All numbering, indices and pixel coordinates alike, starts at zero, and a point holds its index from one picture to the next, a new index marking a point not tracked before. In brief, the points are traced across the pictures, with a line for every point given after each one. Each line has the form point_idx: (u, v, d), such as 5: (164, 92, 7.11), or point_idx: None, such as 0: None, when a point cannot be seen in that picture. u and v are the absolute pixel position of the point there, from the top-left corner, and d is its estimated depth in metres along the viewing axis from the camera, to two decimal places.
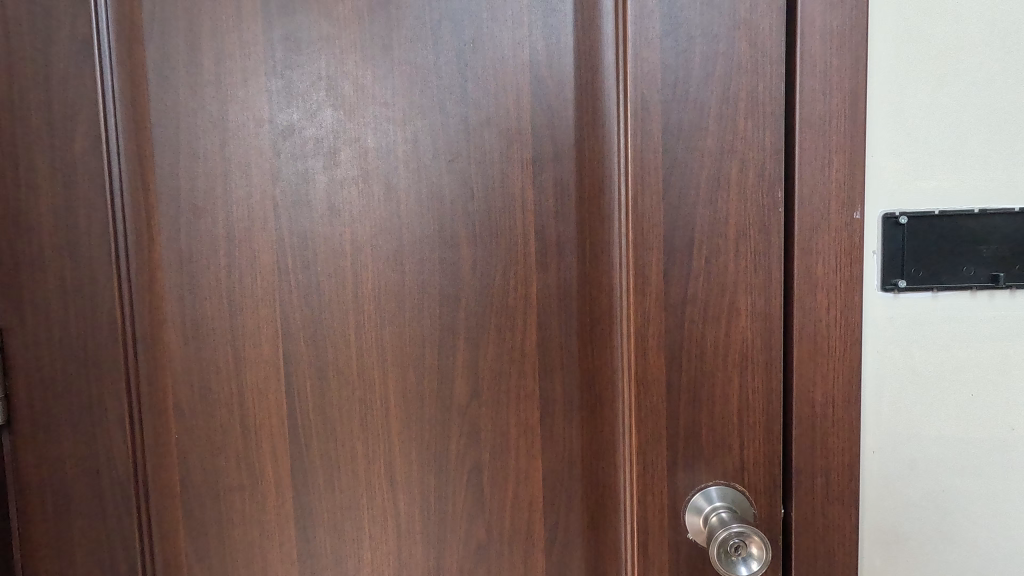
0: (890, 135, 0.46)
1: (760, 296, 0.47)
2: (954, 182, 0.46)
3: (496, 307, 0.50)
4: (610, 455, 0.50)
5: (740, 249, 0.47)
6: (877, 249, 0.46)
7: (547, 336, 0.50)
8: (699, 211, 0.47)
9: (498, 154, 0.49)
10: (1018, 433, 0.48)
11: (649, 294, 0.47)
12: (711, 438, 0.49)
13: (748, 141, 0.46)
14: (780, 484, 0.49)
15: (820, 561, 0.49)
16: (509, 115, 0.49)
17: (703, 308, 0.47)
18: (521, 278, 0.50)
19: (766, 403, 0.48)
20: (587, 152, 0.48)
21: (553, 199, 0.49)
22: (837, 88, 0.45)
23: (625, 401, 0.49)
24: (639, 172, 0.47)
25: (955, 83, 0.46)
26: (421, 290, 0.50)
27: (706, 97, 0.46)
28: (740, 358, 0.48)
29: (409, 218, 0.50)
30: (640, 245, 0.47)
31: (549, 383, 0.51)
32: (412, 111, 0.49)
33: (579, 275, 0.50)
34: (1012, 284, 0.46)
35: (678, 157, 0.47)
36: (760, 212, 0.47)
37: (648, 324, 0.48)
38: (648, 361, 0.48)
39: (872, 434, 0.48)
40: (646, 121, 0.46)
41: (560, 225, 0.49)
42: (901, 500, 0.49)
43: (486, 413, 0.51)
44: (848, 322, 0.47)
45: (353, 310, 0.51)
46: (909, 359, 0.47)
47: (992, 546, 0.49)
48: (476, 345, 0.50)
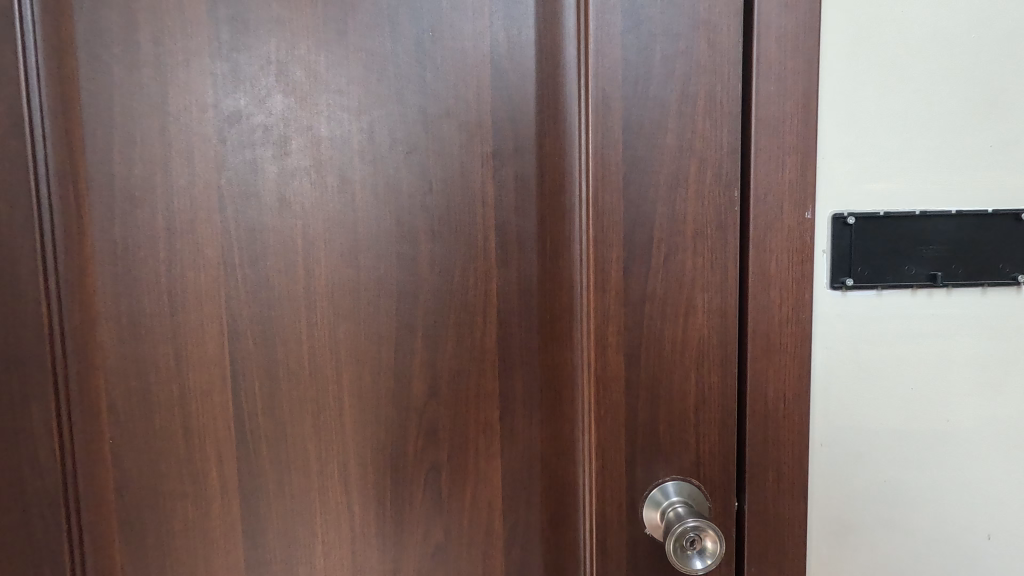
0: (841, 138, 0.47)
1: (717, 294, 0.48)
2: (899, 185, 0.48)
3: (455, 304, 0.49)
4: (570, 451, 0.50)
5: (698, 247, 0.48)
6: (827, 248, 0.48)
7: (507, 333, 0.49)
8: (658, 209, 0.47)
9: (458, 147, 0.48)
10: (953, 423, 0.51)
11: (609, 292, 0.47)
12: (668, 435, 0.49)
13: (706, 140, 0.47)
14: (734, 477, 0.50)
15: (771, 552, 0.50)
16: (469, 107, 0.48)
17: (662, 306, 0.48)
18: (481, 274, 0.49)
19: (721, 399, 0.49)
20: (548, 147, 0.48)
21: (513, 194, 0.48)
22: (791, 91, 0.46)
23: (585, 399, 0.49)
24: (601, 169, 0.47)
25: (901, 89, 0.48)
26: (377, 286, 0.49)
27: (667, 96, 0.46)
28: (697, 355, 0.48)
29: (365, 211, 0.48)
30: (600, 242, 0.47)
31: (509, 381, 0.50)
32: (369, 101, 0.47)
33: (540, 271, 0.49)
34: (950, 283, 0.49)
35: (638, 155, 0.47)
36: (717, 211, 0.47)
37: (608, 322, 0.48)
38: (608, 358, 0.48)
39: (821, 427, 0.50)
40: (607, 118, 0.46)
41: (520, 220, 0.49)
42: (847, 490, 0.51)
43: (445, 413, 0.50)
44: (800, 319, 0.48)
45: (306, 307, 0.49)
46: (855, 354, 0.49)
47: (929, 532, 0.52)
48: (436, 342, 0.49)
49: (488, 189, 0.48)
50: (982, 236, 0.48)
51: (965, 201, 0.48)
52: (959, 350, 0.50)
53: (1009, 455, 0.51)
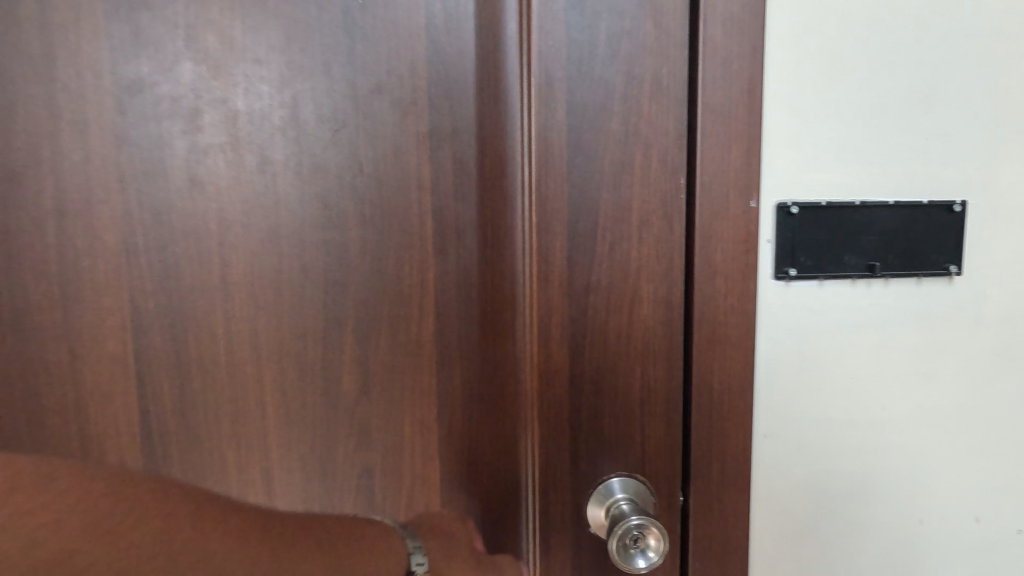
0: (785, 126, 0.47)
1: (662, 285, 0.47)
2: (840, 175, 0.48)
3: (389, 295, 0.46)
4: (512, 449, 0.47)
5: (643, 236, 0.46)
6: (771, 238, 0.47)
7: (445, 326, 0.47)
8: (603, 196, 0.45)
9: (391, 126, 0.44)
10: (889, 412, 0.51)
11: (553, 282, 0.45)
12: (614, 431, 0.47)
13: (652, 125, 0.45)
14: (679, 472, 0.49)
15: (716, 545, 0.49)
16: (403, 83, 0.44)
17: (607, 298, 0.46)
18: (417, 263, 0.46)
19: (667, 392, 0.48)
20: (488, 128, 0.45)
21: (452, 178, 0.45)
22: (737, 76, 0.45)
23: (528, 394, 0.46)
24: (544, 152, 0.44)
25: (843, 78, 0.47)
26: (302, 276, 0.45)
27: (612, 77, 0.44)
28: (642, 347, 0.47)
29: (288, 194, 0.44)
30: (542, 229, 0.45)
31: (448, 377, 0.47)
32: (292, 73, 0.43)
33: (480, 261, 0.46)
34: (888, 274, 0.49)
35: (582, 138, 0.45)
36: (663, 198, 0.46)
37: (551, 313, 0.46)
38: (552, 351, 0.46)
39: (764, 418, 0.49)
40: (549, 99, 0.44)
41: (459, 206, 0.46)
42: (789, 481, 0.50)
43: (379, 411, 0.47)
44: (745, 310, 0.47)
45: (221, 299, 0.44)
46: (797, 345, 0.49)
47: (866, 519, 0.52)
48: (368, 336, 0.46)
49: (423, 172, 0.45)
50: (917, 227, 0.49)
51: (902, 192, 0.49)
52: (894, 340, 0.50)
53: (940, 442, 0.53)
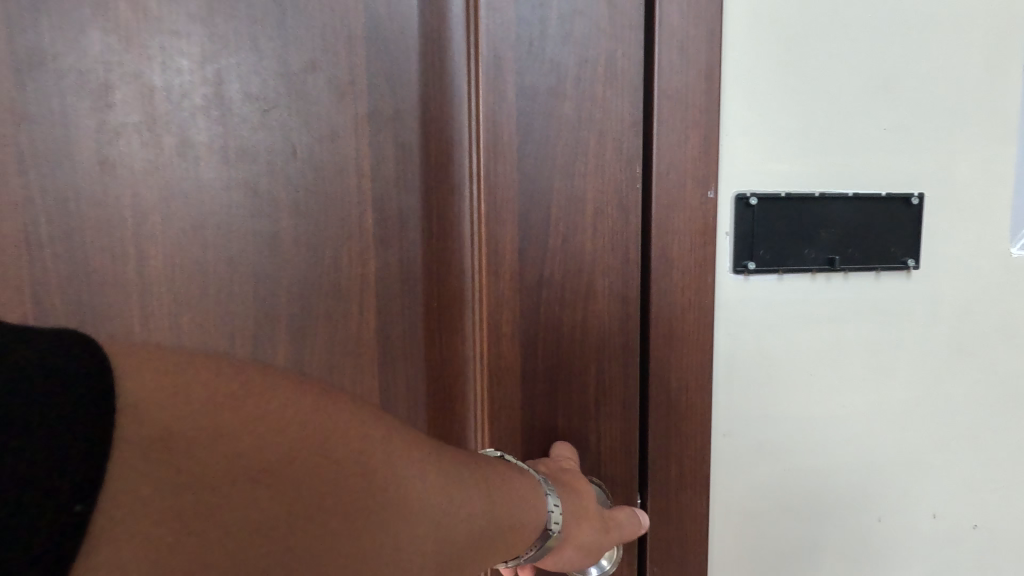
0: (743, 115, 0.45)
1: (618, 278, 0.44)
2: (799, 166, 0.47)
3: (326, 290, 0.42)
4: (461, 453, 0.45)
5: (598, 227, 0.44)
6: (729, 231, 0.46)
7: (388, 322, 0.44)
8: (555, 184, 0.43)
9: (327, 107, 0.41)
10: (848, 409, 0.50)
11: (503, 275, 0.42)
12: (568, 433, 0.45)
13: (606, 111, 0.43)
14: (636, 473, 0.47)
15: (672, 550, 0.48)
16: (340, 60, 0.41)
17: (561, 292, 0.43)
18: (356, 255, 0.42)
19: (624, 391, 0.46)
20: (432, 112, 0.42)
21: (394, 166, 0.42)
22: (694, 62, 0.43)
23: (477, 394, 0.44)
24: (492, 137, 0.41)
25: (802, 66, 0.46)
26: (228, 269, 0.41)
27: (564, 59, 0.42)
28: (598, 344, 0.45)
29: (212, 179, 0.40)
30: (492, 220, 0.42)
31: (392, 377, 0.44)
32: (215, 46, 0.39)
33: (424, 254, 0.44)
34: (847, 267, 0.48)
35: (533, 122, 0.42)
36: (618, 188, 0.44)
37: (502, 309, 0.43)
38: (503, 349, 0.43)
39: (723, 417, 0.48)
40: (499, 80, 0.41)
41: (402, 195, 0.43)
42: (749, 480, 0.49)
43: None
44: (702, 305, 0.45)
45: (138, 294, 0.40)
46: (756, 341, 0.48)
47: (825, 519, 0.51)
48: (303, 334, 0.42)
49: (362, 157, 0.42)
50: (876, 220, 0.48)
51: (860, 184, 0.48)
52: (853, 336, 0.49)
53: (898, 439, 0.52)
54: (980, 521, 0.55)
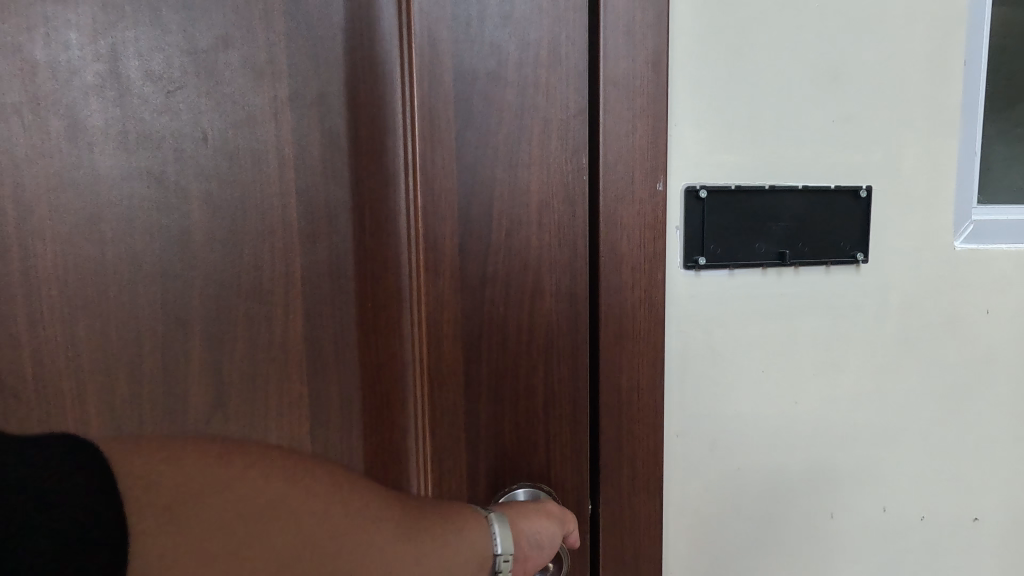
0: (692, 104, 0.44)
1: (566, 274, 0.42)
2: (749, 157, 0.46)
3: (246, 291, 0.39)
4: (401, 463, 0.42)
5: (545, 220, 0.41)
6: (679, 224, 0.44)
7: (317, 326, 0.40)
8: (497, 176, 0.40)
9: (243, 89, 0.37)
10: (801, 405, 0.50)
11: (443, 274, 0.39)
12: (516, 441, 0.42)
13: (551, 97, 0.40)
14: (587, 480, 0.45)
15: (626, 556, 0.46)
16: (255, 37, 0.37)
17: (506, 291, 0.41)
18: (280, 253, 0.39)
19: (574, 394, 0.43)
20: (362, 96, 0.39)
21: (320, 154, 0.39)
22: (641, 46, 0.41)
23: (417, 401, 0.41)
24: (428, 124, 0.38)
25: (752, 55, 0.45)
26: (131, 270, 0.37)
27: (505, 41, 0.39)
28: (545, 344, 0.42)
29: (110, 167, 0.36)
30: (430, 214, 0.39)
31: (322, 384, 0.41)
32: (109, 17, 0.35)
33: (356, 251, 0.40)
34: (797, 261, 0.47)
35: (472, 108, 0.39)
36: (565, 179, 0.41)
37: (442, 310, 0.40)
38: (445, 353, 0.40)
39: (676, 417, 0.46)
40: (434, 63, 0.38)
41: (330, 187, 0.39)
42: (703, 481, 0.48)
43: (237, 430, 0.40)
44: (653, 302, 0.44)
45: (23, 299, 0.36)
46: (708, 338, 0.46)
47: (778, 516, 0.51)
48: (220, 341, 0.39)
49: (285, 145, 0.38)
50: (826, 213, 0.48)
51: (810, 177, 0.47)
52: (804, 331, 0.49)
53: (850, 433, 0.52)
54: (927, 512, 0.55)
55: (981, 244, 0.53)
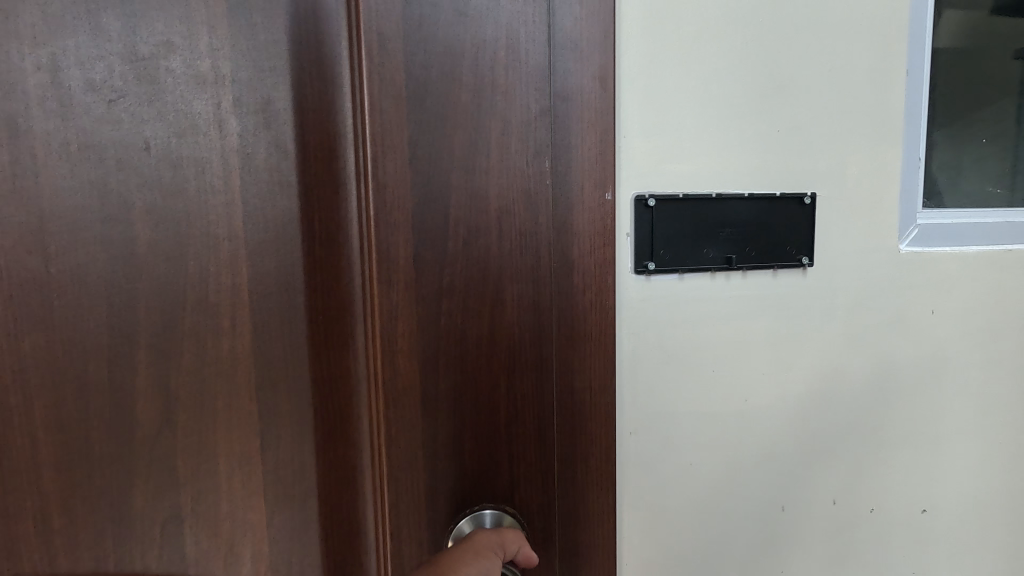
0: (641, 115, 0.45)
1: (528, 284, 0.43)
2: (697, 166, 0.47)
3: (196, 299, 0.39)
4: (355, 467, 0.43)
5: (503, 230, 0.42)
6: (630, 231, 0.46)
7: (268, 333, 0.41)
8: (447, 186, 0.41)
9: (186, 96, 0.38)
10: (751, 403, 0.52)
11: (396, 281, 0.40)
12: (473, 448, 0.43)
13: (499, 109, 0.41)
14: (549, 485, 0.46)
15: (581, 551, 0.47)
16: (199, 48, 0.38)
17: (463, 302, 0.42)
18: (228, 261, 0.40)
19: (538, 401, 0.44)
20: (310, 106, 0.40)
21: (269, 165, 0.40)
22: (589, 60, 0.42)
23: (372, 408, 0.42)
24: (378, 134, 0.39)
25: (698, 68, 0.46)
26: (78, 279, 0.37)
27: (454, 54, 0.40)
28: (508, 356, 0.43)
29: (54, 177, 0.36)
30: (382, 223, 0.40)
31: (274, 391, 0.42)
32: (50, 28, 0.35)
33: (309, 260, 0.41)
34: (744, 266, 0.49)
35: (421, 119, 0.40)
36: (514, 187, 0.42)
37: (395, 318, 0.41)
38: (400, 359, 0.41)
39: (630, 417, 0.48)
40: (382, 77, 0.39)
41: (279, 197, 0.40)
42: (657, 477, 0.50)
43: (186, 436, 0.41)
44: (604, 306, 0.45)
45: None
46: (660, 340, 0.48)
47: (731, 510, 0.53)
48: (168, 351, 0.39)
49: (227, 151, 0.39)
50: (775, 221, 0.49)
51: (757, 184, 0.49)
52: (754, 333, 0.50)
53: (801, 430, 0.54)
54: (878, 504, 0.57)
55: (926, 247, 0.55)
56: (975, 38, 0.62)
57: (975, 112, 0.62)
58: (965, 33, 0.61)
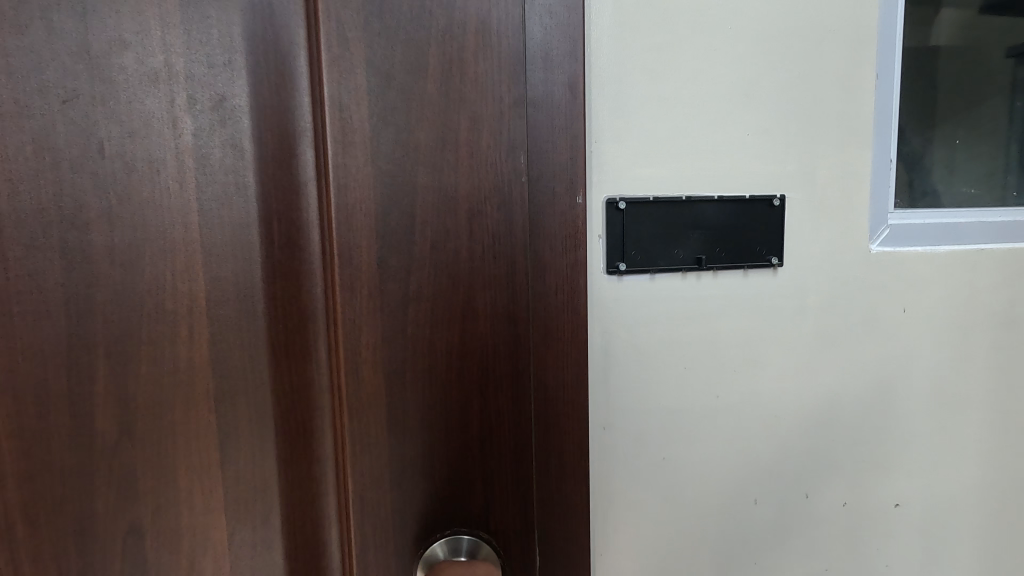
0: (611, 122, 0.47)
1: (502, 293, 0.45)
2: (668, 170, 0.49)
3: (171, 297, 0.42)
4: (317, 464, 0.45)
5: (476, 239, 0.44)
6: (601, 233, 0.48)
7: (226, 332, 0.43)
8: (412, 193, 0.43)
9: (141, 99, 0.39)
10: (723, 399, 0.53)
11: (359, 289, 0.43)
12: (438, 451, 0.45)
13: (455, 115, 0.42)
14: (521, 486, 0.47)
15: (557, 542, 0.49)
16: (153, 52, 0.39)
17: (433, 309, 0.44)
18: (186, 261, 0.41)
19: (513, 406, 0.46)
20: (269, 111, 0.41)
21: (224, 167, 0.41)
22: (559, 70, 0.44)
23: (336, 413, 0.44)
24: (344, 144, 0.41)
25: (668, 75, 0.48)
26: (34, 275, 0.39)
27: (415, 63, 0.41)
28: (481, 362, 0.45)
29: (10, 176, 0.38)
30: (343, 229, 0.42)
31: (235, 388, 0.43)
32: (6, 32, 0.37)
33: (270, 263, 0.43)
34: (714, 266, 0.51)
35: (389, 128, 0.42)
36: (467, 191, 0.43)
37: (355, 327, 0.43)
38: (367, 365, 0.43)
39: (603, 411, 0.50)
40: (343, 88, 0.41)
41: (236, 200, 0.42)
42: (630, 470, 0.51)
43: (155, 429, 0.43)
44: (577, 306, 0.47)
45: None
46: (632, 338, 0.50)
47: (704, 503, 0.54)
48: (125, 347, 0.41)
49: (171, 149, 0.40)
50: (744, 223, 0.51)
51: (727, 187, 0.50)
52: (722, 333, 0.52)
53: (773, 426, 0.55)
54: (849, 498, 0.59)
55: (897, 247, 0.56)
56: (953, 40, 0.62)
57: (953, 113, 0.63)
58: (943, 34, 0.61)
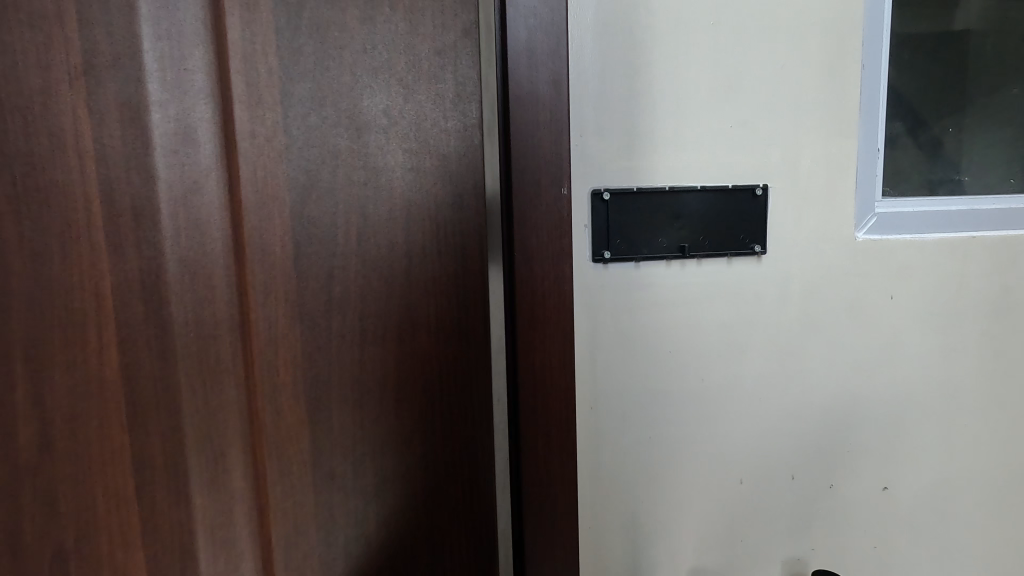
0: (595, 117, 0.50)
1: (429, 300, 0.47)
2: (651, 162, 0.51)
3: (72, 294, 0.39)
4: (234, 471, 0.44)
5: (397, 248, 0.46)
6: (587, 223, 0.50)
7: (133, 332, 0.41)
8: (339, 209, 0.44)
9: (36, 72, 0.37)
10: (709, 382, 0.55)
11: (274, 296, 0.44)
12: (380, 468, 0.48)
13: (396, 126, 0.45)
14: (445, 482, 0.50)
15: (546, 516, 0.52)
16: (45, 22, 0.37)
17: (348, 315, 0.45)
18: (96, 256, 0.39)
19: (445, 406, 0.49)
20: (169, 93, 0.40)
21: (124, 154, 0.39)
22: (543, 67, 0.47)
23: (252, 417, 0.44)
24: (256, 146, 0.42)
25: (651, 70, 0.50)
26: None
27: (364, 74, 0.44)
28: (420, 366, 0.48)
29: None
30: (257, 233, 0.43)
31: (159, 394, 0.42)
32: None
33: (170, 260, 0.41)
34: (697, 254, 0.53)
35: (314, 143, 0.43)
36: (395, 199, 0.46)
37: (276, 347, 0.44)
38: (295, 392, 0.45)
39: (589, 391, 0.53)
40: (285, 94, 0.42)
41: (140, 187, 0.40)
42: (616, 448, 0.54)
43: (72, 459, 0.40)
44: (563, 292, 0.49)
45: None
46: (618, 322, 0.52)
47: (690, 481, 0.56)
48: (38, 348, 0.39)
49: (94, 154, 0.39)
50: (727, 212, 0.53)
51: (710, 178, 0.52)
52: (706, 319, 0.54)
53: (757, 408, 0.57)
54: (835, 480, 0.60)
55: (884, 235, 0.57)
56: (961, 21, 0.61)
57: (964, 99, 0.62)
58: (951, 20, 0.60)
